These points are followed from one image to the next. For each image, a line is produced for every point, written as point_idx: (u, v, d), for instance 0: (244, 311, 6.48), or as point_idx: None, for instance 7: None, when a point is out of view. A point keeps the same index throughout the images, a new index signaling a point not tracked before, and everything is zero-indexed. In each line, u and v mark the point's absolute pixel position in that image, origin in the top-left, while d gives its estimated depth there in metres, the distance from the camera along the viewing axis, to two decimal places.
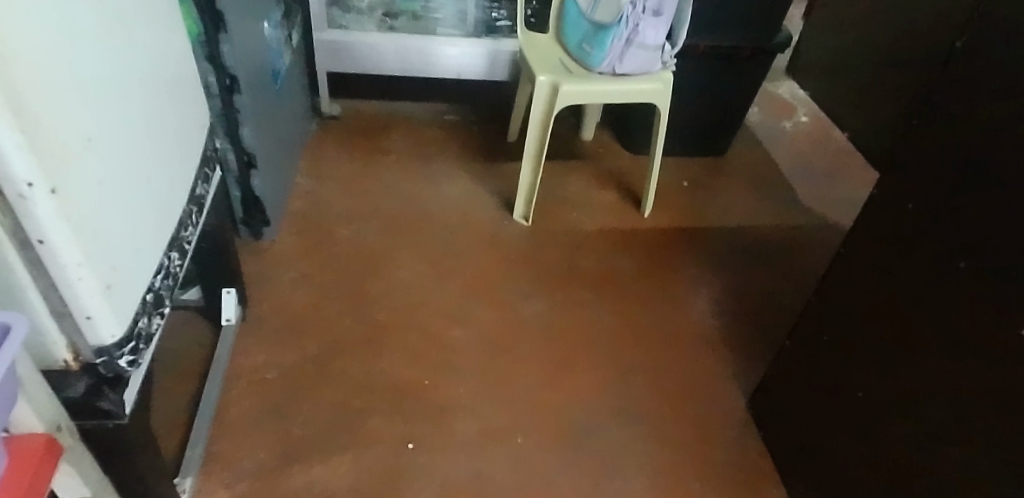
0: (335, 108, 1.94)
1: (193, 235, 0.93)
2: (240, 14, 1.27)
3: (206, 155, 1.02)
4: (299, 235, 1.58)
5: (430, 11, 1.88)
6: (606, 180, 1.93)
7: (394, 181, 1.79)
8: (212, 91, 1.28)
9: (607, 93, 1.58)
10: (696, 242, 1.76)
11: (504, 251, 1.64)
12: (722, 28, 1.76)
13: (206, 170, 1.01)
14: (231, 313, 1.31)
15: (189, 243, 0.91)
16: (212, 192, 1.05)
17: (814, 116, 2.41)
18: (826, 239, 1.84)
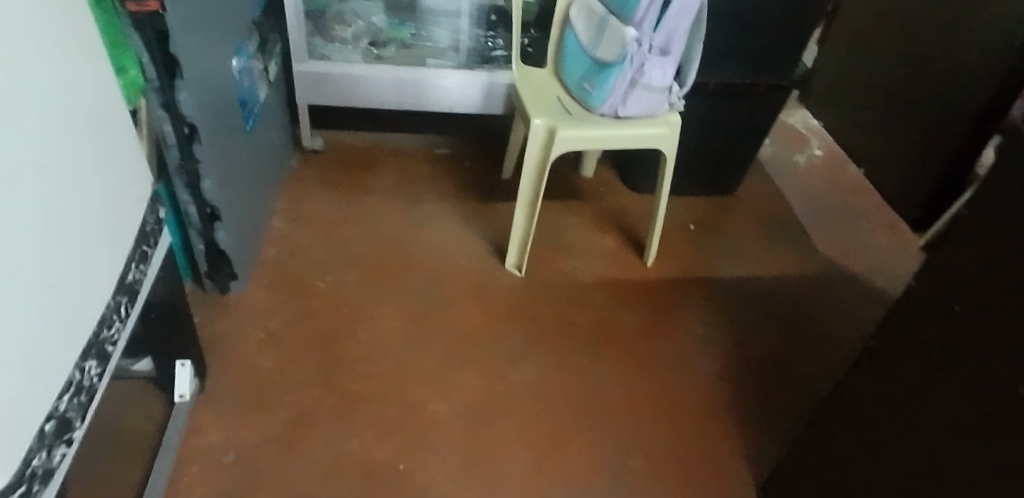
0: (318, 142, 1.82)
1: (119, 333, 0.80)
2: (201, 56, 1.14)
3: (146, 230, 0.89)
4: (270, 287, 1.45)
5: (422, 39, 1.76)
6: (606, 222, 1.80)
7: (377, 224, 1.66)
8: (168, 141, 1.15)
9: (609, 138, 1.43)
10: (703, 296, 1.63)
11: (494, 306, 1.51)
12: (735, 64, 1.61)
13: (145, 247, 0.89)
14: (185, 389, 1.18)
15: (112, 344, 0.79)
16: (153, 269, 0.93)
17: (829, 148, 2.28)
18: (842, 293, 1.71)
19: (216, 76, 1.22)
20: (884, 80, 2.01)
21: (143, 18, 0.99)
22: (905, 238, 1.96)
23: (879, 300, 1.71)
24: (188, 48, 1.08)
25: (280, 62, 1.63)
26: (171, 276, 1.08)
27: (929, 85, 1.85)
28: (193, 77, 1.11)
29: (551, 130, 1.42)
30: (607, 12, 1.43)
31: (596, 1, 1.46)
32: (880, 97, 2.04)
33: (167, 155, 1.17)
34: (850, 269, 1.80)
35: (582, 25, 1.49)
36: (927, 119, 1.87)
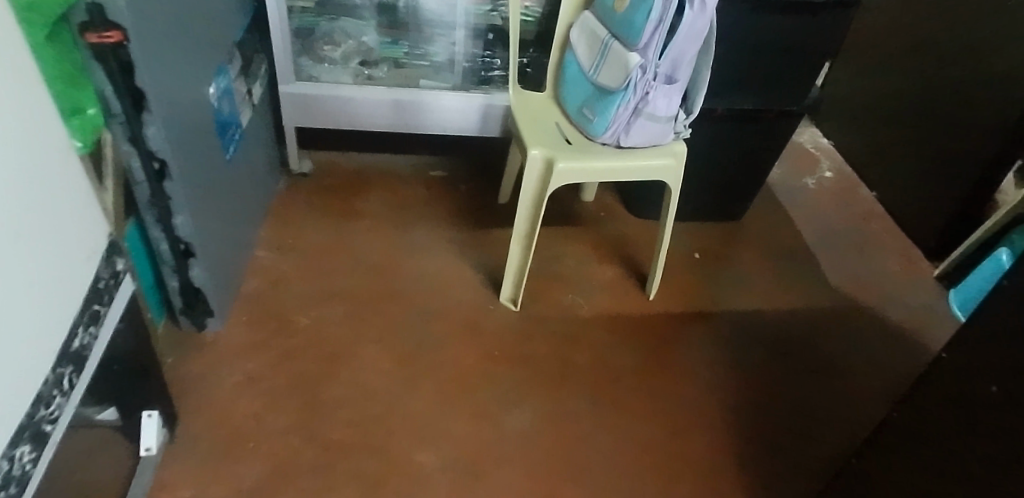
0: (306, 164, 1.75)
1: (59, 409, 0.74)
2: (172, 87, 1.07)
3: (100, 287, 0.82)
4: (250, 324, 1.37)
5: (416, 57, 1.68)
6: (606, 251, 1.71)
7: (366, 253, 1.58)
8: (137, 177, 1.08)
9: (610, 170, 1.35)
10: (708, 334, 1.54)
11: (486, 344, 1.43)
12: (744, 91, 1.52)
13: (97, 307, 0.81)
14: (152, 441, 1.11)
15: (50, 423, 0.72)
16: (108, 328, 0.85)
17: (840, 171, 2.17)
18: (853, 330, 1.63)
19: (191, 106, 1.14)
20: (900, 101, 1.92)
21: (105, 50, 0.91)
22: (921, 266, 1.86)
23: (893, 338, 1.63)
24: (156, 80, 1.00)
25: (265, 83, 1.55)
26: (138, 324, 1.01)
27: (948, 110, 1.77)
28: (164, 110, 1.04)
29: (549, 161, 1.33)
30: (610, 35, 1.35)
31: (598, 24, 1.38)
32: (896, 120, 1.94)
33: (136, 191, 1.09)
34: (863, 303, 1.72)
35: (584, 48, 1.41)
36: (944, 146, 1.79)
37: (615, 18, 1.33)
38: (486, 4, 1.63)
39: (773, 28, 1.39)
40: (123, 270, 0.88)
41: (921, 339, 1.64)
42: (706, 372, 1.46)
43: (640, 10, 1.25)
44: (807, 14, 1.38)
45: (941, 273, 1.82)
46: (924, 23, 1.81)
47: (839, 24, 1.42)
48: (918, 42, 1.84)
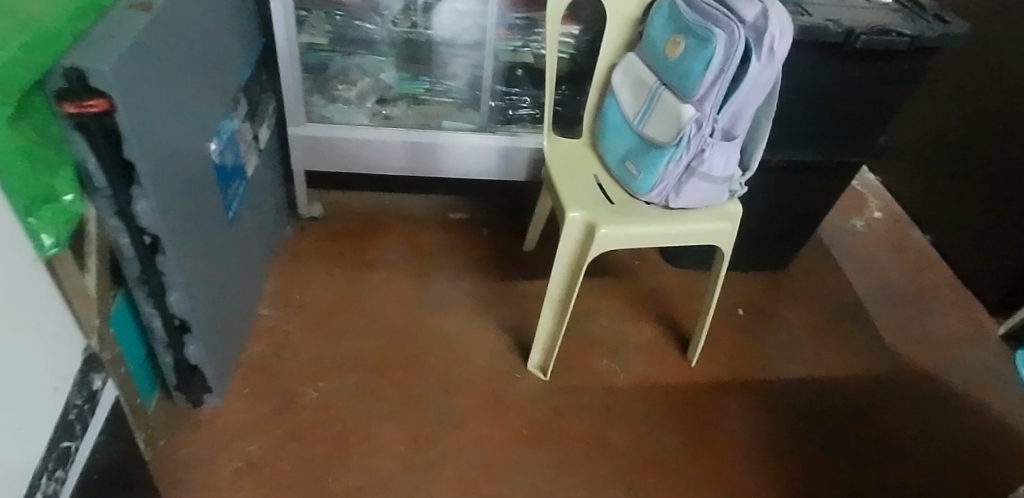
0: (316, 208, 1.62)
1: None
2: (170, 151, 0.93)
3: (71, 419, 0.70)
4: (252, 398, 1.23)
5: (437, 94, 1.55)
6: (642, 308, 1.56)
7: (381, 310, 1.44)
8: (125, 253, 0.93)
9: (658, 234, 1.21)
10: (756, 410, 1.39)
11: (513, 420, 1.28)
12: (805, 142, 1.39)
13: (69, 444, 0.69)
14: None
15: None
16: (78, 472, 0.72)
17: (889, 210, 1.96)
18: (917, 402, 1.45)
19: (190, 168, 1.00)
20: (956, 139, 1.75)
21: (88, 120, 0.77)
22: (984, 323, 1.65)
23: (959, 411, 1.45)
24: (149, 148, 0.86)
25: (274, 124, 1.42)
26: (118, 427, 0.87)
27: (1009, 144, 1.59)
28: (158, 180, 0.90)
29: (590, 225, 1.19)
30: (659, 83, 1.21)
31: (646, 69, 1.24)
32: (949, 157, 1.77)
33: (125, 268, 0.95)
34: (922, 367, 1.53)
35: (627, 95, 1.27)
36: (1004, 187, 1.61)
37: (665, 65, 1.19)
38: (515, 40, 1.49)
39: (838, 74, 1.26)
40: (99, 388, 0.77)
41: (990, 411, 1.46)
42: (757, 459, 1.30)
43: (697, 59, 1.11)
44: (875, 59, 1.25)
45: (1007, 331, 1.61)
46: (984, 56, 1.65)
47: (912, 70, 1.29)
48: (980, 73, 1.66)
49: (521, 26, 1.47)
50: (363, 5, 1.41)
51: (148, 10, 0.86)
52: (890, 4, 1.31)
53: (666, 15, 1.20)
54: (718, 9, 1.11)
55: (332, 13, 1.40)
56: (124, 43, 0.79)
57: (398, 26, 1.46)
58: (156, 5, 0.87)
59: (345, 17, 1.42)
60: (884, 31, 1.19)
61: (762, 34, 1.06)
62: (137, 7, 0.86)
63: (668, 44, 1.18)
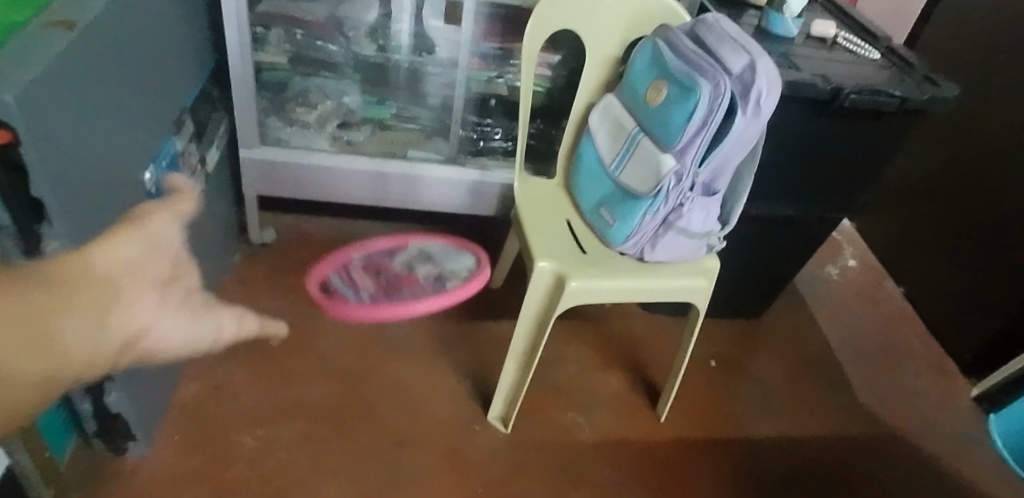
0: (269, 234, 1.54)
1: None
2: (90, 187, 0.82)
3: None
4: (184, 447, 1.14)
5: (404, 120, 1.48)
6: (611, 355, 1.49)
7: (333, 348, 1.35)
8: None
9: (631, 289, 1.14)
10: (727, 477, 1.31)
11: (468, 480, 1.19)
12: (786, 197, 1.35)
13: None
14: (433, 271, 1.29)
15: None
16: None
17: (864, 260, 1.93)
18: (889, 469, 1.39)
19: (118, 198, 0.90)
20: (933, 193, 1.72)
21: None
22: (957, 383, 1.61)
23: (933, 480, 1.39)
24: (65, 186, 0.76)
25: (224, 144, 1.33)
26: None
27: (986, 200, 1.57)
28: (74, 218, 0.79)
29: (559, 276, 1.12)
30: (638, 128, 1.14)
31: (625, 113, 1.17)
32: (926, 210, 1.75)
33: None
34: (894, 428, 1.48)
35: (604, 137, 1.20)
36: (982, 242, 1.58)
37: (646, 111, 1.12)
38: (490, 69, 1.41)
39: (825, 129, 1.24)
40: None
41: (964, 481, 1.40)
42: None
43: (680, 109, 1.04)
44: (858, 113, 1.22)
45: (980, 393, 1.57)
46: (963, 113, 1.63)
47: (899, 130, 1.26)
48: (957, 130, 1.65)
49: (495, 56, 1.40)
50: (327, 24, 1.35)
51: (71, 29, 0.75)
52: (878, 59, 1.31)
53: (647, 59, 1.14)
54: (703, 57, 1.04)
55: (293, 31, 1.33)
56: (36, 68, 0.68)
57: (363, 49, 1.38)
58: (80, 22, 0.77)
59: (307, 36, 1.34)
60: (873, 91, 1.17)
61: (749, 87, 1.00)
62: (57, 25, 0.75)
63: (649, 89, 1.12)
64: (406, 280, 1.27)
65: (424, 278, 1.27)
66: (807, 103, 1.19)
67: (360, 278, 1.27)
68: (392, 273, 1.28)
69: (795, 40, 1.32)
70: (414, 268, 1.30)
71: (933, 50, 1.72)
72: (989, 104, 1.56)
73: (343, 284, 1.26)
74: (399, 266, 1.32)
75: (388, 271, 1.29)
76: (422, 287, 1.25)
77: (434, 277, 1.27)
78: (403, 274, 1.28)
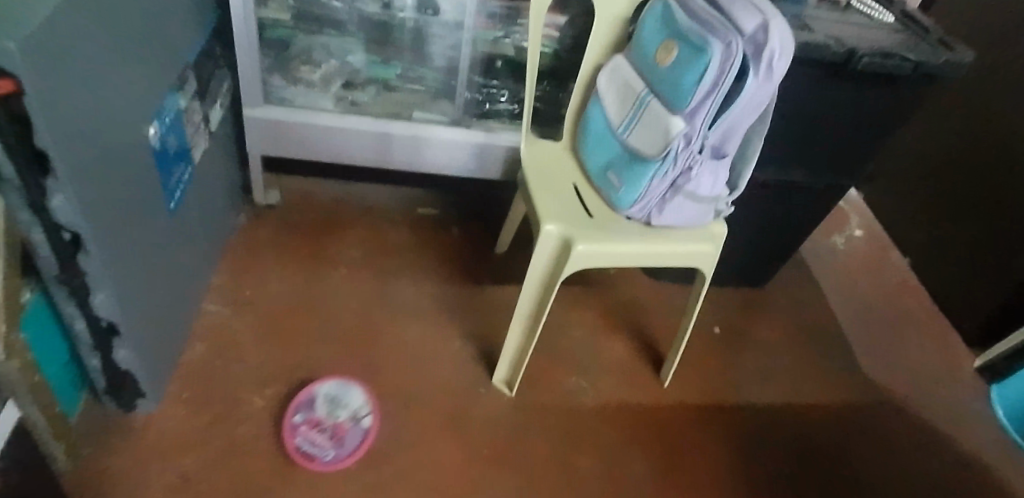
0: (273, 195, 1.53)
1: None
2: (93, 142, 0.81)
3: None
4: (191, 405, 1.15)
5: (409, 81, 1.46)
6: (615, 321, 1.50)
7: (339, 310, 1.35)
8: (41, 250, 0.82)
9: (637, 254, 1.14)
10: (728, 442, 1.32)
11: (473, 441, 1.21)
12: (794, 163, 1.34)
13: None
14: (352, 404, 1.20)
15: None
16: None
17: (870, 229, 1.92)
18: (888, 436, 1.40)
19: (122, 153, 0.89)
20: (942, 162, 1.70)
21: None
22: (959, 353, 1.62)
23: (933, 447, 1.40)
24: (69, 139, 0.75)
25: (227, 103, 1.32)
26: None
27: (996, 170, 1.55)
28: (80, 172, 0.78)
29: (565, 240, 1.11)
30: (647, 90, 1.12)
31: (634, 75, 1.15)
32: (933, 179, 1.73)
33: (41, 264, 0.84)
34: (895, 396, 1.49)
35: (613, 100, 1.18)
36: (992, 212, 1.56)
37: (656, 73, 1.10)
38: (496, 30, 1.37)
39: (835, 94, 1.22)
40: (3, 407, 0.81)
41: (963, 449, 1.41)
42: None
43: (690, 71, 1.02)
44: (870, 78, 1.20)
45: (982, 363, 1.57)
46: (978, 80, 1.60)
47: (911, 96, 1.24)
48: (969, 98, 1.62)
49: (501, 16, 1.35)
50: None
51: None
52: (892, 23, 1.28)
53: (658, 19, 1.11)
54: (716, 17, 1.02)
55: None
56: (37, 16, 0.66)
57: (368, 7, 1.33)
58: None
59: None
60: (886, 54, 1.15)
61: (761, 49, 0.98)
62: None
63: (660, 50, 1.10)
64: (342, 428, 1.16)
65: (351, 421, 1.17)
66: (819, 66, 1.17)
67: (312, 433, 1.14)
68: (329, 422, 1.16)
69: (807, 2, 1.29)
70: (336, 404, 1.18)
71: (947, 15, 1.68)
72: (1003, 71, 1.53)
73: (303, 445, 1.12)
74: (319, 404, 1.18)
75: (326, 422, 1.16)
76: (358, 434, 1.16)
77: (356, 415, 1.18)
78: (333, 422, 1.16)
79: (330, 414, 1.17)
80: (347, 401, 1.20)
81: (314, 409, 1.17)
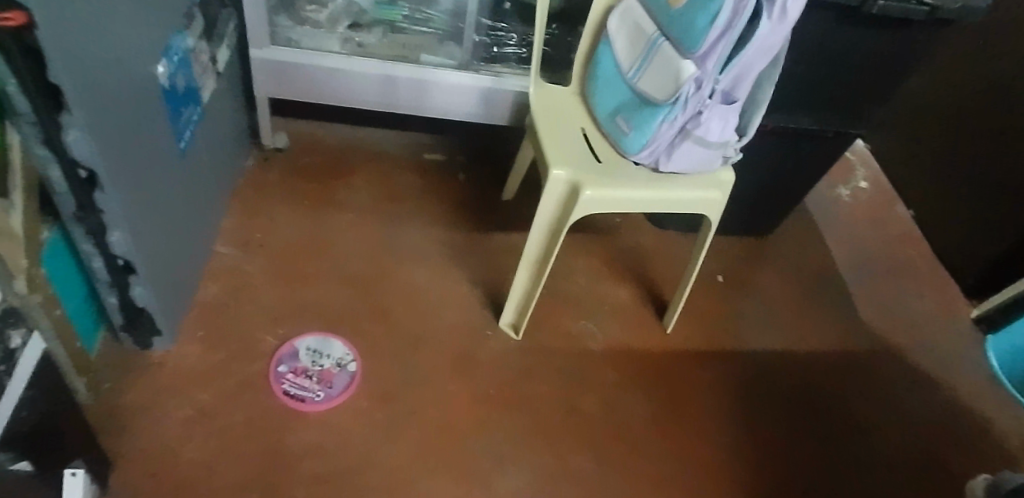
0: (280, 138, 1.53)
1: None
2: (105, 78, 0.81)
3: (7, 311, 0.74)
4: (206, 343, 1.18)
5: (417, 23, 1.44)
6: (619, 267, 1.52)
7: (348, 253, 1.37)
8: (57, 187, 0.84)
9: (644, 199, 1.14)
10: (726, 386, 1.36)
11: (480, 381, 1.24)
12: (804, 110, 1.33)
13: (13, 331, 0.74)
14: (334, 352, 1.21)
15: None
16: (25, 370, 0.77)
17: (876, 181, 1.92)
18: (883, 382, 1.44)
19: (133, 92, 0.89)
20: (950, 112, 1.69)
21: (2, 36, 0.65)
22: (957, 304, 1.64)
23: (927, 394, 1.44)
24: (81, 75, 0.75)
25: (233, 43, 1.31)
26: (38, 372, 0.80)
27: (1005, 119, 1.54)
28: (93, 108, 0.78)
29: (574, 185, 1.12)
30: (658, 33, 1.11)
31: (646, 17, 1.14)
32: (941, 130, 1.72)
33: (58, 202, 0.86)
34: (892, 345, 1.52)
35: (623, 43, 1.17)
36: (999, 163, 1.56)
37: (668, 15, 1.09)
38: None
39: (848, 39, 1.20)
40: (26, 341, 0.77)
41: (956, 396, 1.45)
42: (734, 463, 1.24)
43: (703, 13, 1.01)
44: (885, 23, 1.18)
45: (980, 314, 1.59)
46: (995, 27, 1.56)
47: (924, 42, 1.23)
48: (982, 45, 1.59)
49: None
50: None
51: None
52: None
53: None
54: None
55: None
56: None
57: None
58: None
59: None
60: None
61: None
62: None
63: None
64: (328, 374, 1.18)
65: (337, 367, 1.19)
66: (834, 10, 1.15)
67: (300, 379, 1.16)
68: (315, 369, 1.18)
69: None
70: (319, 354, 1.20)
71: None
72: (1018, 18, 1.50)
73: (291, 390, 1.14)
74: (302, 355, 1.19)
75: (310, 370, 1.18)
76: (345, 377, 1.18)
77: (341, 361, 1.20)
78: (318, 369, 1.18)
79: (314, 363, 1.19)
80: (328, 350, 1.21)
81: (298, 359, 1.19)
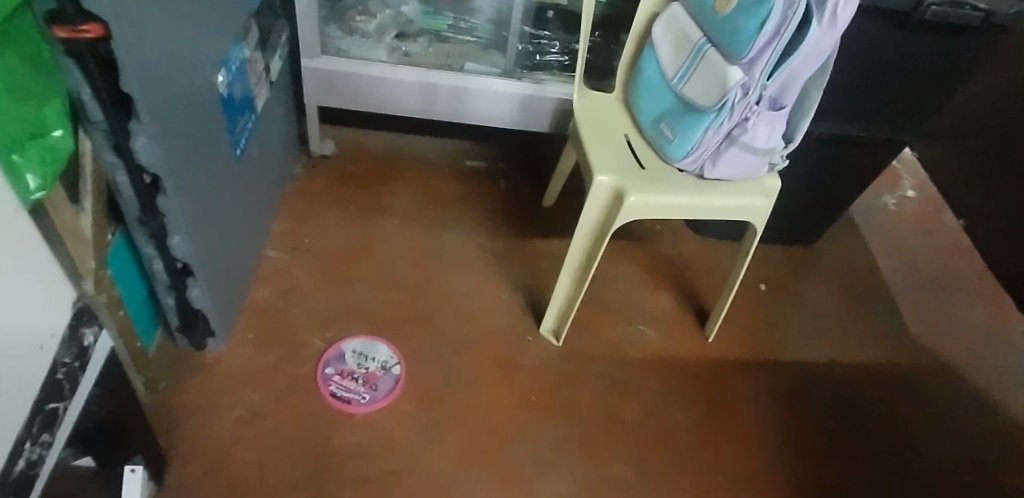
0: (327, 146, 1.57)
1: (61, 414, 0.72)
2: (170, 87, 0.84)
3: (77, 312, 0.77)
4: (257, 344, 1.21)
5: (461, 32, 1.46)
6: (660, 275, 1.51)
7: (392, 258, 1.40)
8: (124, 191, 0.87)
9: (689, 206, 1.14)
10: (770, 397, 1.34)
11: (522, 386, 1.25)
12: (851, 117, 1.31)
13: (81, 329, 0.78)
14: (379, 355, 1.23)
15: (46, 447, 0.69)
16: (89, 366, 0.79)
17: (924, 190, 1.84)
18: (934, 396, 1.40)
19: (195, 100, 0.93)
20: None
21: (81, 47, 0.67)
22: (1010, 318, 1.58)
23: (980, 409, 1.39)
24: (149, 84, 0.78)
25: (286, 54, 1.35)
26: (104, 368, 0.84)
27: None
28: (160, 116, 0.82)
29: (618, 191, 1.12)
30: (704, 40, 1.11)
31: (692, 24, 1.14)
32: None
33: (124, 205, 0.90)
34: (943, 358, 1.48)
35: (668, 50, 1.17)
36: None
37: (714, 21, 1.09)
38: None
39: (898, 45, 1.18)
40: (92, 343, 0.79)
41: (1012, 412, 1.40)
42: (778, 473, 1.23)
43: (752, 19, 1.00)
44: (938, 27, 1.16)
45: None
46: None
47: (979, 48, 1.20)
48: None
49: None
50: None
51: None
52: None
53: None
54: None
55: None
56: None
57: None
58: None
59: None
60: (956, 3, 1.11)
61: None
62: None
63: None
64: (373, 376, 1.20)
65: (382, 370, 1.21)
66: (885, 15, 1.13)
67: (346, 381, 1.18)
68: (360, 371, 1.20)
69: None
70: (364, 357, 1.22)
71: None
72: None
73: (338, 392, 1.17)
74: (348, 358, 1.22)
75: (356, 372, 1.20)
76: (390, 380, 1.20)
77: (386, 364, 1.22)
78: (363, 371, 1.20)
79: (360, 366, 1.21)
80: (374, 353, 1.23)
81: (344, 362, 1.21)
